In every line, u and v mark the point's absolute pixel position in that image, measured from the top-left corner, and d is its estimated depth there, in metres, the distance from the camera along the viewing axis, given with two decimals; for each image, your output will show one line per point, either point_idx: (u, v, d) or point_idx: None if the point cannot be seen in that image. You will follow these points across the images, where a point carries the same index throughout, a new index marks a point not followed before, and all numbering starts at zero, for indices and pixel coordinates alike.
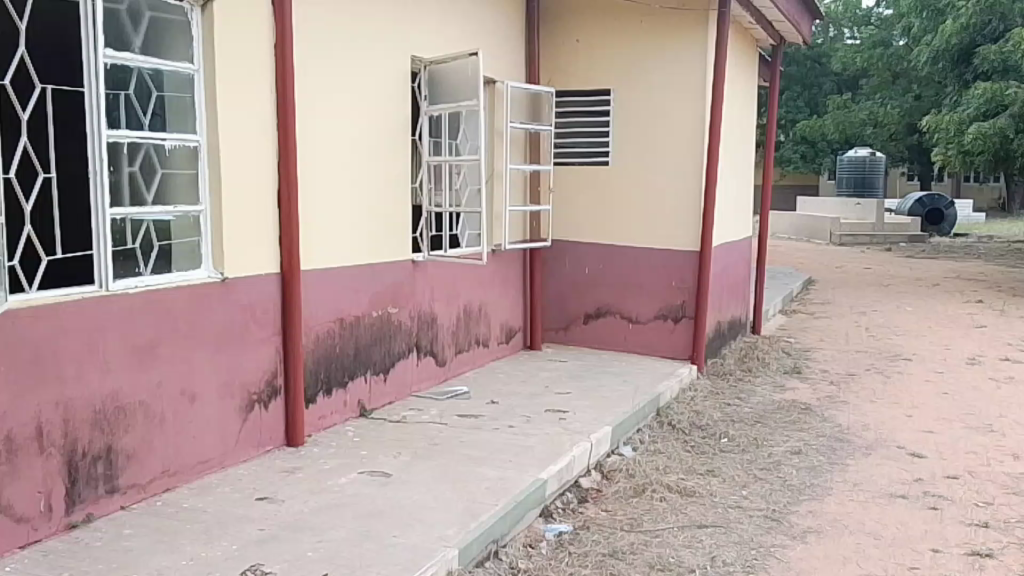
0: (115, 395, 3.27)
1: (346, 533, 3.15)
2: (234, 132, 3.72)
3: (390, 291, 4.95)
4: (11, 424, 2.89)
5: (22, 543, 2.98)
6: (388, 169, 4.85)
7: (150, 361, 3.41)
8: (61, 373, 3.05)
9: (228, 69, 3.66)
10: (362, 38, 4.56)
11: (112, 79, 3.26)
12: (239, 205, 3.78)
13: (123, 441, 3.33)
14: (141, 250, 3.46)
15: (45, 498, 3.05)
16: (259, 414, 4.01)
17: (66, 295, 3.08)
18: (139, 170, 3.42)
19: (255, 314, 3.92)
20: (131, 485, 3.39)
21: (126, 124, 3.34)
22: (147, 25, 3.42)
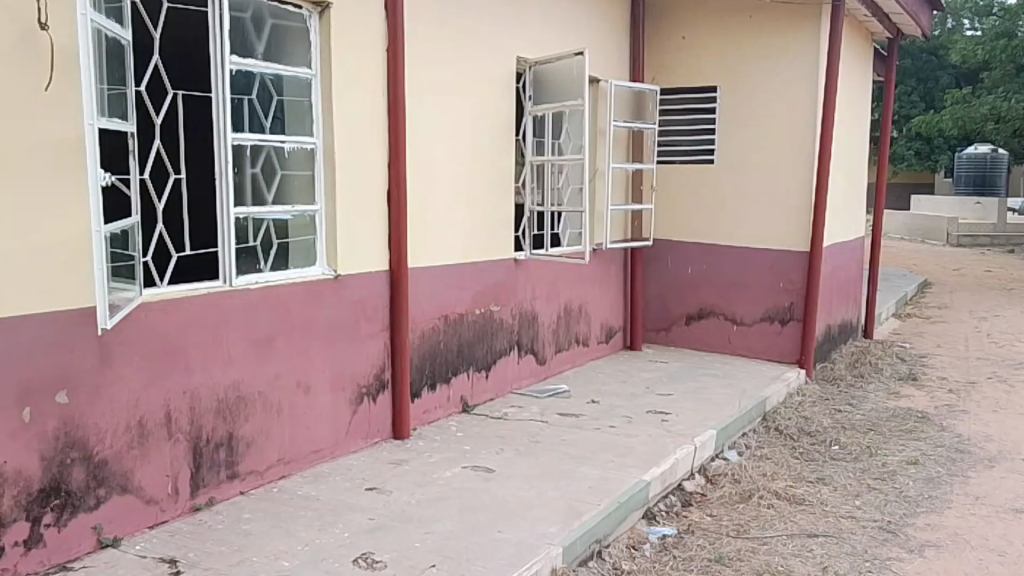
0: (236, 385, 3.45)
1: (452, 526, 3.21)
2: (348, 134, 3.85)
3: (494, 289, 5.02)
4: (143, 410, 3.10)
5: (151, 524, 3.18)
6: (493, 170, 4.92)
7: (268, 353, 3.58)
8: (188, 363, 3.24)
9: (344, 73, 3.79)
10: (470, 40, 4.63)
11: (237, 85, 3.41)
12: (352, 205, 3.91)
13: (242, 429, 3.50)
14: (261, 248, 3.60)
15: (172, 481, 3.25)
16: (368, 406, 4.14)
17: (193, 290, 3.28)
18: (260, 172, 3.56)
19: (366, 310, 4.05)
20: (249, 472, 3.56)
21: (249, 127, 3.48)
22: (269, 32, 3.56)
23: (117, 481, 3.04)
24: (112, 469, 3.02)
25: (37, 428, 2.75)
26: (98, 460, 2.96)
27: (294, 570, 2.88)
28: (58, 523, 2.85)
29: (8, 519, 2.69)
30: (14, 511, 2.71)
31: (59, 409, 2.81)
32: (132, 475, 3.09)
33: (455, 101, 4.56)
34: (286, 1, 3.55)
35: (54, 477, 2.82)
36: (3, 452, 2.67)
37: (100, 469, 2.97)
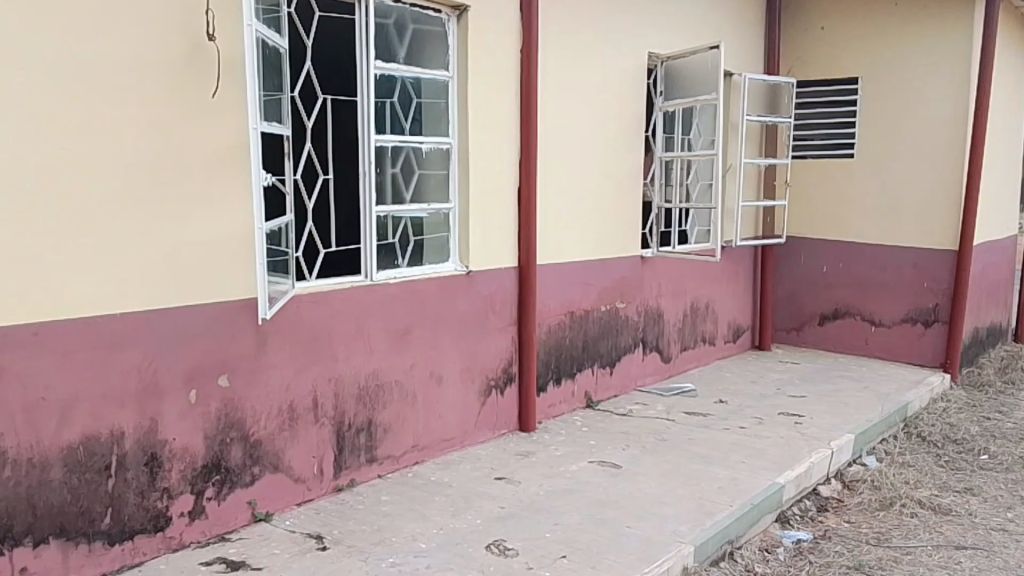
0: (375, 374, 3.65)
1: (581, 518, 3.28)
2: (483, 134, 3.96)
3: (621, 286, 5.04)
4: (293, 395, 3.37)
5: (298, 501, 3.45)
6: (623, 167, 4.94)
7: (405, 345, 3.75)
8: (333, 353, 3.47)
9: (480, 74, 3.90)
10: (602, 39, 4.66)
11: (381, 88, 3.57)
12: (485, 202, 4.02)
13: (381, 416, 3.70)
14: (399, 244, 3.77)
15: (318, 462, 3.50)
16: (497, 398, 4.26)
17: (338, 284, 3.47)
18: (400, 172, 3.72)
19: (495, 304, 4.17)
20: (387, 457, 3.76)
21: (390, 129, 3.64)
22: (410, 37, 3.70)
23: (270, 460, 3.35)
24: (265, 449, 3.32)
25: (202, 408, 3.10)
26: (253, 440, 3.28)
27: (431, 551, 3.03)
28: (218, 497, 3.20)
29: (175, 491, 3.07)
30: (181, 483, 3.08)
31: (221, 391, 3.15)
32: (282, 455, 3.38)
33: (586, 99, 4.60)
34: (427, 7, 3.69)
35: (214, 454, 3.17)
36: (173, 430, 3.03)
37: (255, 448, 3.29)
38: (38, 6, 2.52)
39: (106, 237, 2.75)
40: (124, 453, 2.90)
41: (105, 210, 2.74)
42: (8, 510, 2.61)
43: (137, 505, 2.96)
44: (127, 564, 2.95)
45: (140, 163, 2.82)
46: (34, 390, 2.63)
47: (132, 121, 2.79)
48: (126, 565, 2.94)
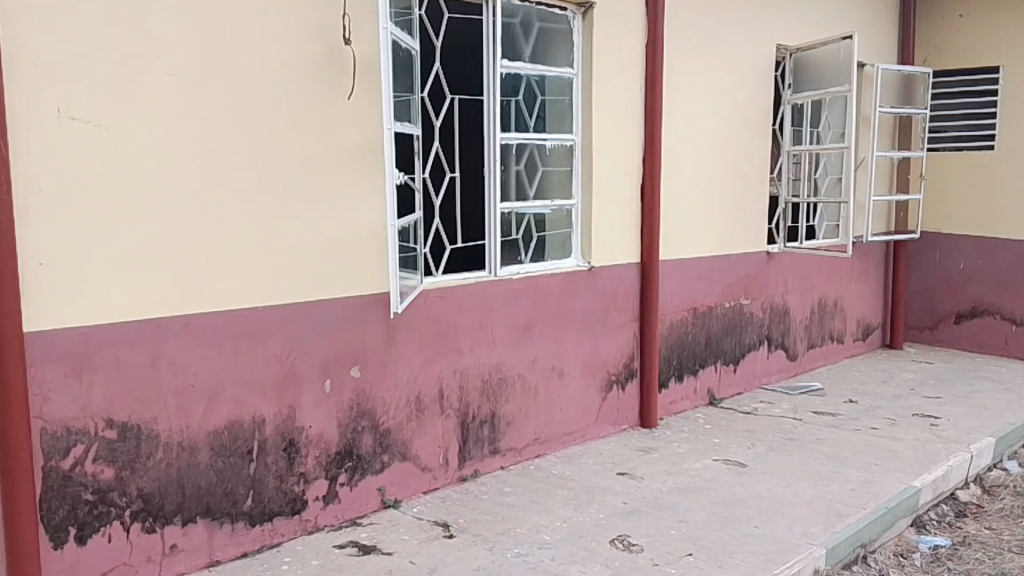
0: (498, 367, 3.72)
1: (706, 516, 3.26)
2: (607, 129, 3.97)
3: (746, 282, 4.95)
4: (420, 387, 3.49)
5: (425, 489, 3.57)
6: (748, 161, 4.84)
7: (528, 339, 3.81)
8: (458, 346, 3.57)
9: (604, 70, 3.91)
10: (728, 32, 4.58)
11: (507, 87, 3.63)
12: (607, 198, 4.03)
13: (504, 408, 3.78)
14: (523, 240, 3.82)
15: (443, 452, 3.61)
16: (618, 393, 4.27)
17: (463, 279, 3.57)
18: (524, 169, 3.77)
19: (617, 299, 4.17)
20: (510, 449, 3.83)
21: (515, 127, 3.70)
22: (536, 36, 3.74)
23: (399, 448, 3.47)
24: (395, 438, 3.45)
25: (336, 397, 3.26)
26: (384, 429, 3.41)
27: (555, 544, 3.08)
28: (351, 483, 3.35)
29: (311, 476, 3.24)
30: (316, 469, 3.25)
31: (353, 381, 3.30)
32: (411, 444, 3.50)
33: (711, 92, 4.53)
34: (553, 5, 3.73)
35: (347, 442, 3.32)
36: (309, 418, 3.21)
37: (385, 437, 3.42)
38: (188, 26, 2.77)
39: (251, 234, 2.99)
40: (265, 439, 3.10)
41: (249, 208, 2.98)
42: (160, 490, 2.86)
43: (277, 489, 3.15)
44: (266, 544, 3.14)
45: (280, 165, 3.05)
46: (184, 378, 2.88)
47: (272, 126, 3.01)
48: (265, 545, 3.14)
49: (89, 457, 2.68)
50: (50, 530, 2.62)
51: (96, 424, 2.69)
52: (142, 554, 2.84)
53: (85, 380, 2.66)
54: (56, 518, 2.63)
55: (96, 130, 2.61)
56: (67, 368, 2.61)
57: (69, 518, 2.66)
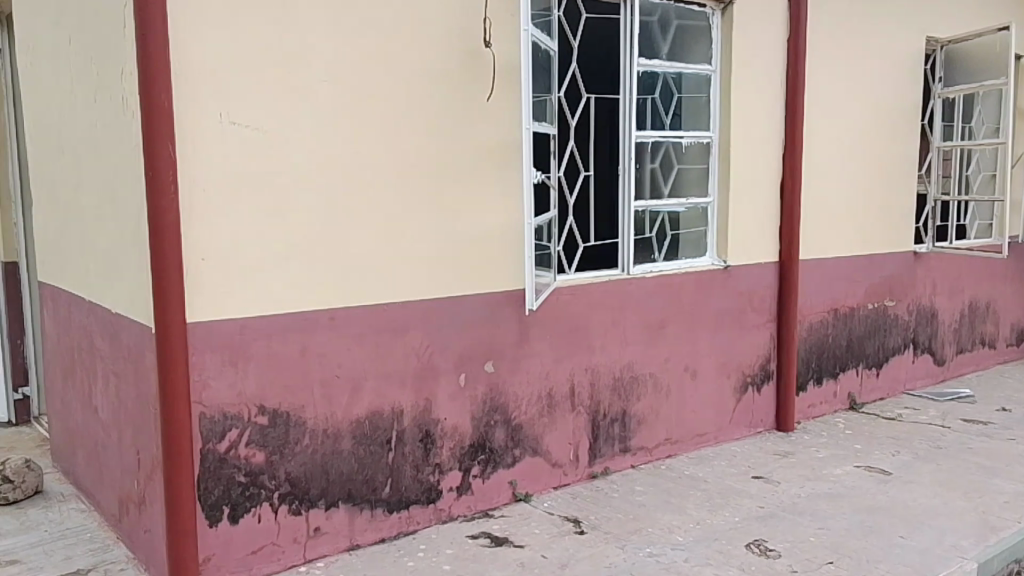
0: (630, 366, 3.72)
1: (847, 524, 3.16)
2: (745, 126, 3.89)
3: (890, 283, 4.75)
4: (552, 384, 3.53)
5: (555, 485, 3.61)
6: (894, 158, 4.64)
7: (661, 338, 3.79)
8: (591, 344, 3.59)
9: (743, 66, 3.84)
10: (873, 24, 4.40)
11: (644, 85, 3.62)
12: (745, 196, 3.95)
13: (636, 407, 3.77)
14: (656, 238, 3.80)
15: (574, 448, 3.64)
16: (753, 395, 4.18)
17: (596, 277, 3.59)
18: (658, 166, 3.75)
19: (753, 299, 4.08)
20: (641, 447, 3.82)
21: (651, 125, 3.68)
22: (674, 33, 3.71)
23: (530, 443, 3.53)
24: (526, 433, 3.50)
25: (470, 391, 3.35)
26: (516, 423, 3.47)
27: (688, 545, 3.07)
28: (483, 475, 3.43)
29: (446, 466, 3.34)
30: (451, 460, 3.34)
31: (487, 376, 3.38)
32: (542, 439, 3.55)
33: (856, 85, 4.37)
34: (693, 2, 3.68)
35: (481, 435, 3.40)
36: (445, 410, 3.30)
37: (517, 432, 3.48)
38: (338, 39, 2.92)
39: (396, 231, 3.11)
40: (403, 429, 3.21)
41: (394, 206, 3.10)
42: (306, 475, 3.02)
43: (413, 478, 3.26)
44: (403, 530, 3.26)
45: (423, 165, 3.16)
46: (330, 369, 3.03)
47: (415, 128, 3.13)
48: (402, 532, 3.25)
49: (242, 442, 2.86)
50: (206, 508, 2.80)
51: (249, 410, 2.87)
52: (289, 535, 2.99)
53: (240, 368, 2.83)
54: (212, 497, 2.81)
55: (254, 134, 2.78)
56: (225, 357, 2.80)
57: (224, 498, 2.84)
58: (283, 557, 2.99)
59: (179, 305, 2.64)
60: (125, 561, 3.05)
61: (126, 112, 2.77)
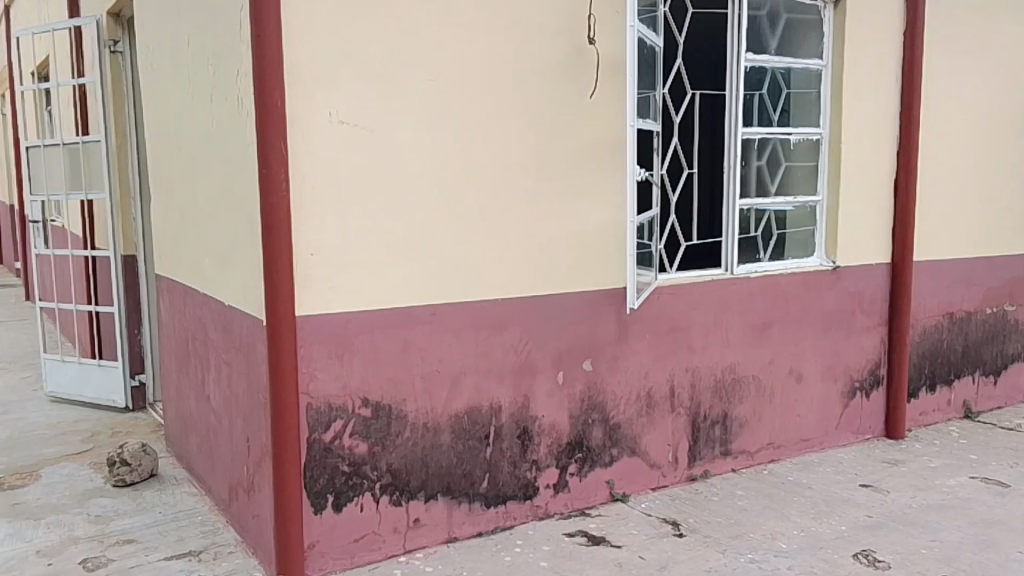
0: (732, 367, 3.65)
1: (962, 537, 3.04)
2: (857, 122, 3.77)
3: (1009, 287, 4.53)
4: (651, 384, 3.49)
5: (654, 486, 3.57)
6: (1016, 155, 4.42)
7: (764, 340, 3.70)
8: (691, 344, 3.54)
9: (856, 61, 3.72)
10: (995, 16, 4.21)
11: (751, 81, 3.54)
12: (855, 195, 3.83)
13: (737, 410, 3.70)
14: (762, 237, 3.72)
15: (673, 450, 3.59)
16: (861, 401, 4.05)
17: (699, 277, 3.53)
18: (765, 164, 3.66)
19: (862, 301, 3.95)
20: (742, 451, 3.75)
21: (758, 121, 3.59)
22: (784, 28, 3.63)
23: (628, 443, 3.50)
24: (624, 432, 3.48)
25: (568, 389, 3.35)
26: (614, 423, 3.45)
27: (791, 552, 3.00)
28: (580, 473, 3.42)
29: (543, 464, 3.34)
30: (548, 457, 3.35)
31: (585, 374, 3.37)
32: (640, 440, 3.52)
33: (975, 80, 4.18)
34: None
35: (578, 433, 3.39)
36: (543, 407, 3.31)
37: (615, 431, 3.46)
38: (445, 40, 2.97)
39: (498, 228, 3.14)
40: (501, 425, 3.24)
41: (498, 203, 3.14)
42: (407, 467, 3.07)
43: (511, 474, 3.28)
44: (500, 526, 3.28)
45: (525, 163, 3.18)
46: (431, 364, 3.07)
47: (519, 127, 3.15)
48: (500, 527, 3.27)
49: (346, 432, 2.93)
50: (312, 496, 2.88)
51: (353, 402, 2.93)
52: (390, 525, 3.05)
53: (346, 360, 2.90)
54: (317, 486, 2.89)
55: (363, 132, 2.85)
56: (332, 350, 2.87)
57: (328, 487, 2.91)
58: (383, 546, 3.05)
59: (288, 298, 2.72)
60: (234, 544, 3.16)
61: (241, 111, 2.87)
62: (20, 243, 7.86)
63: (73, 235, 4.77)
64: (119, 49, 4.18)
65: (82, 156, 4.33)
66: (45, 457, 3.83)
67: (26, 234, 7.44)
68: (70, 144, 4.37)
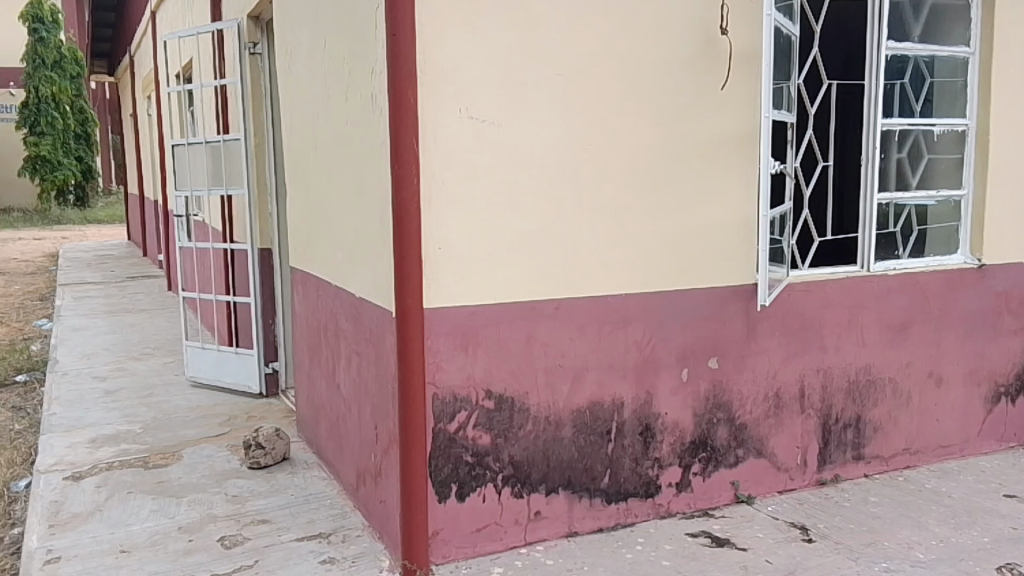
0: (867, 369, 3.51)
1: None
2: (1007, 111, 3.56)
3: None
4: (781, 383, 3.40)
5: (781, 488, 3.47)
6: None
7: (902, 341, 3.55)
8: (824, 343, 3.43)
9: (1007, 48, 3.52)
10: None
11: (892, 70, 3.40)
12: (1005, 189, 3.62)
13: (872, 413, 3.56)
14: (901, 233, 3.56)
15: (802, 452, 3.48)
16: (1006, 407, 3.83)
17: (833, 274, 3.41)
18: (906, 156, 3.51)
19: (1009, 301, 3.74)
20: (876, 456, 3.60)
21: (899, 112, 3.45)
22: (927, 13, 3.48)
23: (755, 444, 3.41)
24: (751, 433, 3.39)
25: (692, 387, 3.29)
26: (739, 423, 3.37)
27: (930, 563, 2.88)
28: (704, 473, 3.36)
29: (665, 462, 3.30)
30: (671, 455, 3.30)
31: (711, 372, 3.31)
32: (767, 441, 3.42)
33: None
34: None
35: (702, 431, 3.33)
36: (666, 404, 3.27)
37: (740, 431, 3.38)
38: (577, 34, 2.97)
39: (623, 223, 3.12)
40: (623, 421, 3.21)
41: (624, 197, 3.11)
42: (528, 459, 3.08)
43: (632, 470, 3.25)
44: (621, 522, 3.25)
45: (652, 157, 3.14)
46: (554, 358, 3.07)
47: (648, 121, 3.12)
48: (621, 524, 3.25)
49: (470, 423, 2.97)
50: (437, 485, 2.93)
51: (477, 394, 2.96)
52: (511, 517, 3.07)
53: (470, 353, 2.93)
54: (442, 474, 2.94)
55: (491, 127, 2.88)
56: (457, 342, 2.91)
57: (452, 476, 2.95)
58: (505, 537, 3.07)
59: (416, 290, 2.78)
60: (361, 528, 3.24)
61: (374, 107, 2.94)
62: (164, 233, 8.33)
63: (214, 229, 5.03)
64: (258, 50, 4.37)
65: (223, 153, 4.54)
66: (186, 439, 4.04)
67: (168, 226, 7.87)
68: (213, 142, 4.58)
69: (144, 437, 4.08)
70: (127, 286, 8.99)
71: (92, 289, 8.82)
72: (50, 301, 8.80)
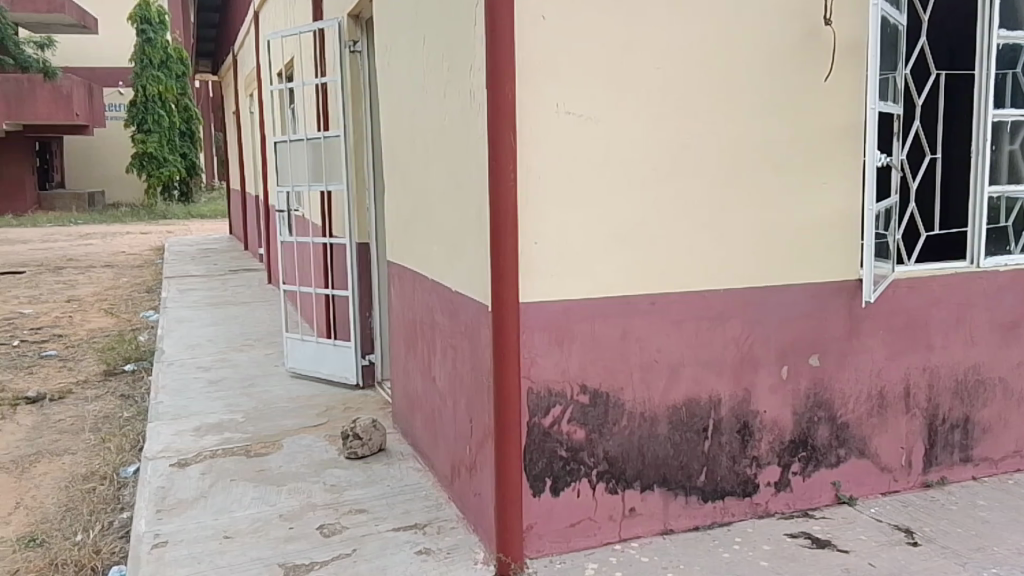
0: (976, 368, 3.44)
1: None
2: None
3: None
4: (886, 382, 3.33)
5: (883, 490, 3.39)
6: None
7: (1013, 340, 3.49)
8: (931, 342, 3.36)
9: None
10: None
11: (1004, 59, 3.29)
12: None
13: (980, 414, 3.47)
14: (1013, 228, 3.44)
15: (906, 454, 3.40)
16: None
17: (941, 268, 3.34)
18: (1019, 148, 3.38)
19: None
20: (984, 458, 3.52)
21: (1012, 102, 3.33)
22: None
23: (857, 444, 3.34)
24: (852, 432, 3.32)
25: (792, 385, 3.23)
26: (841, 422, 3.30)
27: None
28: (804, 473, 3.29)
29: (764, 461, 3.24)
30: (769, 454, 3.25)
31: (811, 370, 3.25)
32: (870, 441, 3.35)
33: None
34: None
35: (802, 430, 3.27)
36: (764, 402, 3.22)
37: (842, 431, 3.31)
38: (681, 26, 2.95)
39: (720, 218, 3.08)
40: (721, 418, 3.17)
41: (722, 193, 3.07)
42: (623, 455, 3.07)
43: (729, 469, 3.21)
44: (717, 521, 3.21)
45: (750, 151, 3.09)
46: (649, 353, 3.05)
47: (747, 114, 3.08)
48: (717, 523, 3.21)
49: (565, 418, 2.96)
50: (532, 479, 2.93)
51: (572, 389, 2.95)
52: (606, 512, 3.06)
53: (566, 347, 2.93)
54: (536, 468, 2.94)
55: (589, 122, 2.88)
56: (553, 336, 2.91)
57: (547, 470, 2.95)
58: (599, 533, 3.06)
59: (512, 284, 2.79)
60: (456, 519, 3.26)
61: (473, 101, 2.96)
62: (265, 227, 8.58)
63: (314, 224, 5.15)
64: (358, 48, 4.43)
65: (323, 150, 4.63)
66: (285, 428, 4.13)
67: (269, 220, 8.11)
68: (313, 139, 4.68)
69: (246, 426, 4.19)
70: (230, 278, 9.30)
71: (196, 281, 9.12)
72: (156, 293, 9.17)
